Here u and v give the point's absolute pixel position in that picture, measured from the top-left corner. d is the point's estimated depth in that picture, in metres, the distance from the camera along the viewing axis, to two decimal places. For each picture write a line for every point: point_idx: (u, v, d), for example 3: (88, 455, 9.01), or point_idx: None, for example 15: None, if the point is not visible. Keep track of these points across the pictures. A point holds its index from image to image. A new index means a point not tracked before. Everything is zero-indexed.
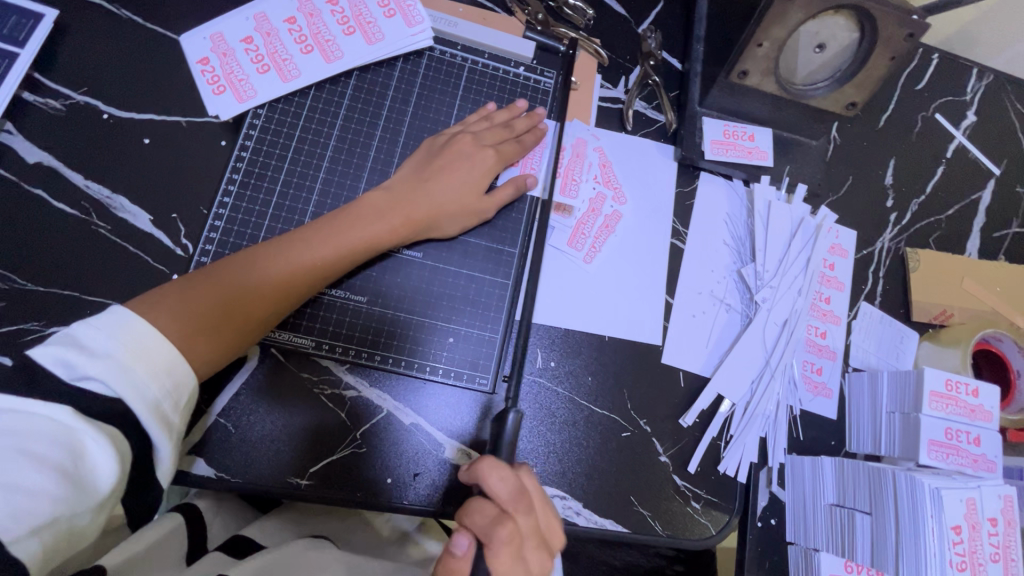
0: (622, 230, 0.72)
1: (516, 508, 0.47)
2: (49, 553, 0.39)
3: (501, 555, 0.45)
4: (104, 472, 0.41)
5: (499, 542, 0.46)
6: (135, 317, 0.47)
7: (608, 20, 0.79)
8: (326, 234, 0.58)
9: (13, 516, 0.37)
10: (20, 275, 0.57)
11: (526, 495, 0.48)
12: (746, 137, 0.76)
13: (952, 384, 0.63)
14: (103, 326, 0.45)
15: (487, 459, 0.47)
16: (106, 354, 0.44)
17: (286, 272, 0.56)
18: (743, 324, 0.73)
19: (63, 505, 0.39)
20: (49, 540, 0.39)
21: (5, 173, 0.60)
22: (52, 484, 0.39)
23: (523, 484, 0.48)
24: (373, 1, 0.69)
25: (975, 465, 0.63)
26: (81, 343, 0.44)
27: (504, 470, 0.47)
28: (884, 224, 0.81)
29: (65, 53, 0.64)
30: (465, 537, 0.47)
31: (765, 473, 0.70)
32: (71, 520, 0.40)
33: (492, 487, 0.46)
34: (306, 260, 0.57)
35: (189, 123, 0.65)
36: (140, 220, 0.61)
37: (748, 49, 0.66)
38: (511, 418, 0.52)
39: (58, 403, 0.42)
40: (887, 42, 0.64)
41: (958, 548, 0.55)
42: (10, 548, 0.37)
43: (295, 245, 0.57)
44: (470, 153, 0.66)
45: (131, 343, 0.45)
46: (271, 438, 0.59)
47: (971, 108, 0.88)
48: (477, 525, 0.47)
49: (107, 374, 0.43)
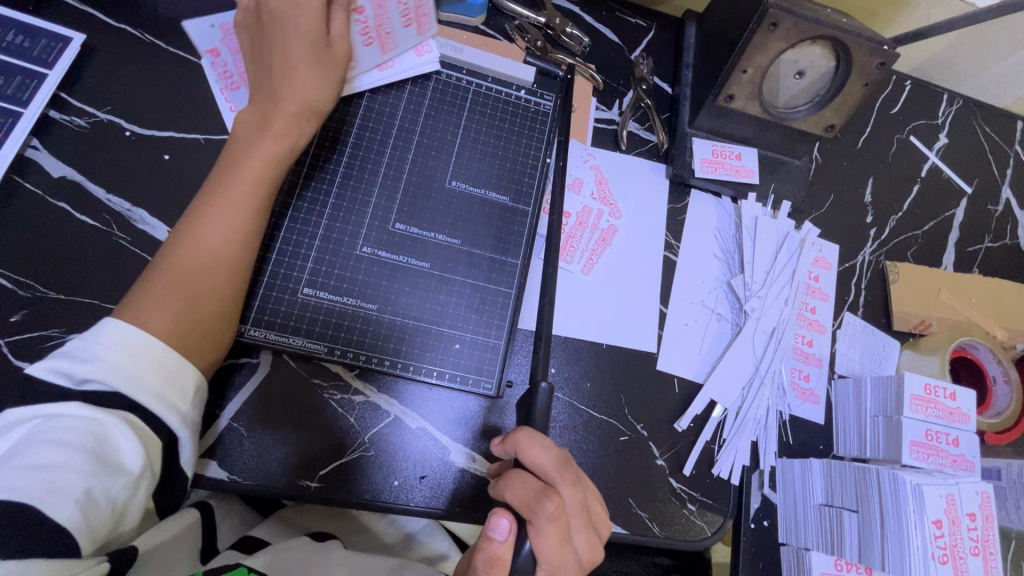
0: (617, 243, 0.76)
1: (558, 477, 0.49)
2: (87, 525, 0.41)
3: (547, 530, 0.47)
4: (125, 446, 0.44)
5: (547, 516, 0.47)
6: (113, 322, 0.48)
7: (603, 47, 0.84)
8: (230, 183, 0.56)
9: (45, 488, 0.39)
10: (43, 284, 0.60)
11: (568, 467, 0.50)
12: (734, 156, 0.80)
13: (930, 388, 0.67)
14: (94, 337, 0.47)
15: (526, 432, 0.50)
16: (95, 356, 0.46)
17: (217, 240, 0.55)
18: (734, 332, 0.76)
19: (90, 474, 0.41)
20: (85, 510, 0.41)
21: (30, 186, 0.63)
22: (75, 458, 0.41)
23: (564, 456, 0.50)
24: (396, 9, 0.66)
25: (955, 465, 0.66)
26: (71, 354, 0.46)
27: (545, 442, 0.50)
28: (864, 239, 0.85)
29: (90, 74, 0.68)
30: (504, 517, 0.47)
31: (756, 476, 0.73)
32: (103, 492, 0.42)
33: (535, 457, 0.49)
34: (223, 218, 0.55)
35: (207, 140, 0.68)
36: (159, 232, 0.64)
37: (733, 75, 0.72)
38: (542, 390, 0.57)
39: (67, 402, 0.44)
40: (861, 70, 0.69)
41: (940, 541, 0.58)
42: (47, 515, 0.39)
43: (210, 211, 0.55)
44: (293, 16, 0.58)
45: (125, 346, 0.47)
46: (282, 442, 0.61)
47: (942, 131, 0.93)
48: (519, 498, 0.49)
49: (102, 372, 0.45)
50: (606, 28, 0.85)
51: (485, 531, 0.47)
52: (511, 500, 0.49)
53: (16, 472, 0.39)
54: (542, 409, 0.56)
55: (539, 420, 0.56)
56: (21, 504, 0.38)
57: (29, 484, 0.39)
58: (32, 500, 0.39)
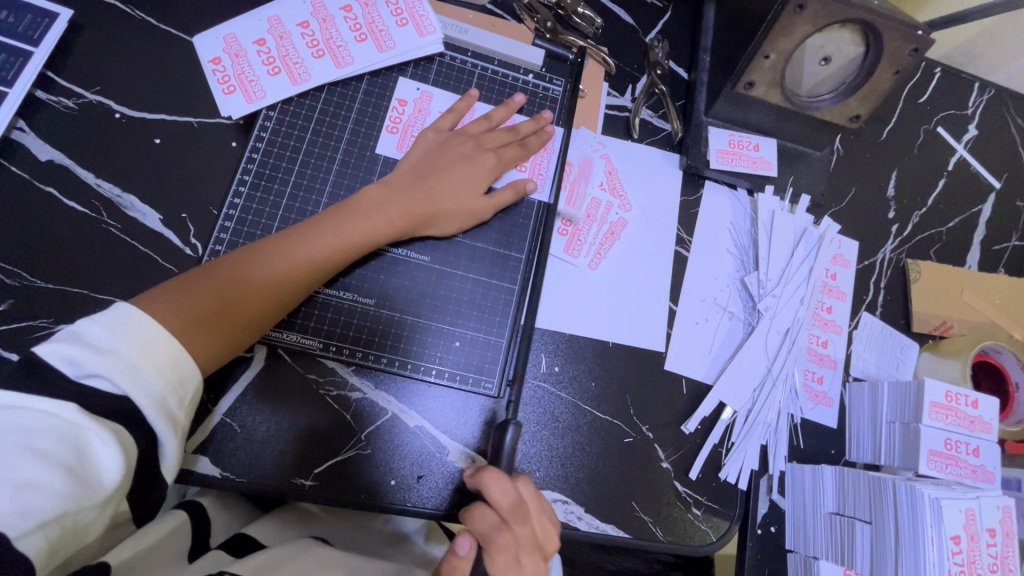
0: (627, 237, 0.73)
1: (512, 518, 0.49)
2: (52, 549, 0.39)
3: (495, 565, 0.48)
4: (110, 470, 0.42)
5: (497, 550, 0.48)
6: (139, 313, 0.47)
7: (616, 29, 0.80)
8: (322, 230, 0.59)
9: (19, 511, 0.38)
10: (30, 272, 0.58)
11: (523, 508, 0.49)
12: (751, 147, 0.77)
13: (952, 396, 0.64)
14: (109, 323, 0.45)
15: (490, 470, 0.49)
16: (111, 349, 0.45)
17: (263, 266, 0.56)
18: (746, 332, 0.73)
19: (68, 502, 0.39)
20: (53, 536, 0.39)
21: (16, 170, 0.60)
22: (56, 479, 0.39)
23: (522, 499, 0.49)
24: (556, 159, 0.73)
25: (974, 475, 0.63)
26: (86, 339, 0.45)
27: (505, 483, 0.49)
28: (885, 235, 0.81)
29: (79, 53, 0.65)
30: (467, 539, 0.49)
31: (765, 481, 0.71)
32: (75, 517, 0.40)
33: (492, 497, 0.48)
34: (304, 255, 0.57)
35: (199, 124, 0.65)
36: (149, 219, 0.62)
37: (754, 61, 0.67)
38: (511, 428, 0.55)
39: (64, 403, 0.42)
40: (892, 56, 0.65)
41: (957, 557, 0.56)
42: (14, 542, 0.37)
43: (286, 239, 0.58)
44: (465, 175, 0.66)
45: (137, 340, 0.46)
46: (276, 436, 0.60)
47: (972, 122, 0.89)
48: (475, 528, 0.49)
49: (112, 369, 0.44)
50: (620, 9, 0.81)
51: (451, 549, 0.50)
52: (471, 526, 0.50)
53: None
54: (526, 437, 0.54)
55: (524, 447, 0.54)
56: None
57: (3, 503, 0.37)
58: (3, 525, 0.37)
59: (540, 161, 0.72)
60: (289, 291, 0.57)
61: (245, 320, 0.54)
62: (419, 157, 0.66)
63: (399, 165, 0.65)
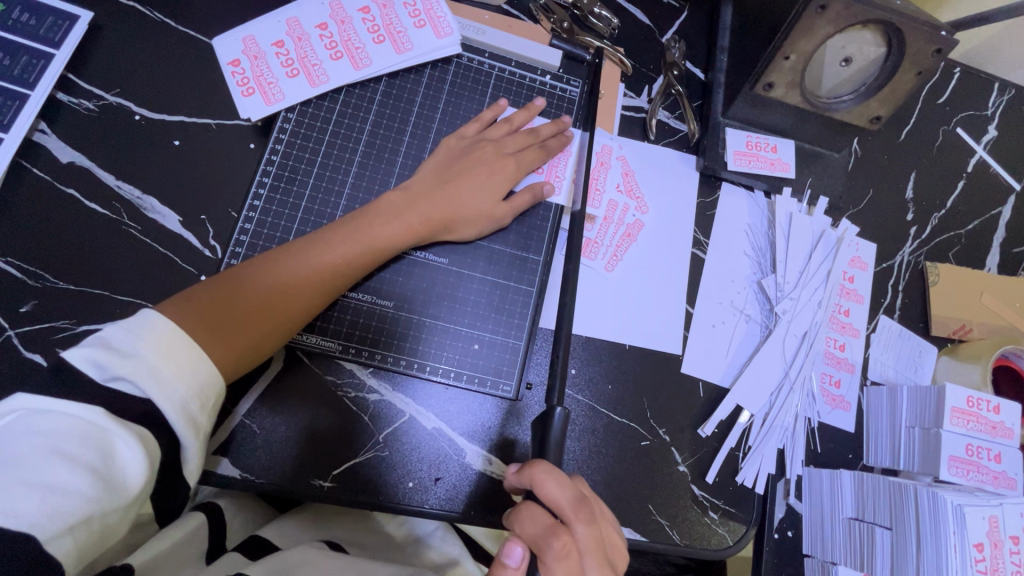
0: (644, 238, 0.73)
1: (573, 515, 0.48)
2: (81, 553, 0.39)
3: (556, 569, 0.46)
4: (134, 472, 0.42)
5: (555, 555, 0.47)
6: (163, 319, 0.47)
7: (632, 30, 0.80)
8: (344, 236, 0.59)
9: (47, 514, 0.37)
10: (53, 274, 0.58)
11: (583, 504, 0.48)
12: (769, 148, 0.76)
13: (973, 401, 0.63)
14: (133, 329, 0.46)
15: (543, 464, 0.49)
16: (135, 354, 0.45)
17: (284, 271, 0.56)
18: (764, 335, 0.73)
19: (95, 504, 0.39)
20: (81, 539, 0.39)
21: (39, 172, 0.61)
22: (83, 482, 0.39)
23: (579, 493, 0.48)
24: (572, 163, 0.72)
25: (995, 482, 0.63)
26: (112, 344, 0.45)
27: (560, 476, 0.48)
28: (904, 237, 0.81)
29: (99, 55, 0.65)
30: (518, 544, 0.48)
31: (782, 485, 0.70)
32: (102, 520, 0.40)
33: (549, 492, 0.48)
34: (324, 260, 0.57)
35: (219, 126, 0.66)
36: (169, 221, 0.62)
37: (774, 62, 0.67)
38: (556, 417, 0.54)
39: (90, 404, 0.42)
40: (914, 58, 0.64)
41: (981, 565, 0.55)
42: (45, 546, 0.37)
43: (308, 245, 0.58)
44: (485, 176, 0.66)
45: (160, 345, 0.46)
46: (293, 439, 0.60)
47: (992, 123, 0.87)
48: (528, 533, 0.48)
49: (136, 374, 0.44)
50: (637, 9, 0.81)
51: (501, 558, 0.48)
52: (520, 531, 0.48)
53: (17, 489, 0.37)
54: (556, 437, 0.54)
55: (555, 444, 0.54)
56: (16, 531, 0.36)
57: (31, 505, 0.37)
58: (33, 528, 0.37)
59: (557, 163, 0.72)
60: (310, 296, 0.57)
61: (267, 325, 0.54)
62: (436, 159, 0.66)
63: (419, 168, 0.66)
